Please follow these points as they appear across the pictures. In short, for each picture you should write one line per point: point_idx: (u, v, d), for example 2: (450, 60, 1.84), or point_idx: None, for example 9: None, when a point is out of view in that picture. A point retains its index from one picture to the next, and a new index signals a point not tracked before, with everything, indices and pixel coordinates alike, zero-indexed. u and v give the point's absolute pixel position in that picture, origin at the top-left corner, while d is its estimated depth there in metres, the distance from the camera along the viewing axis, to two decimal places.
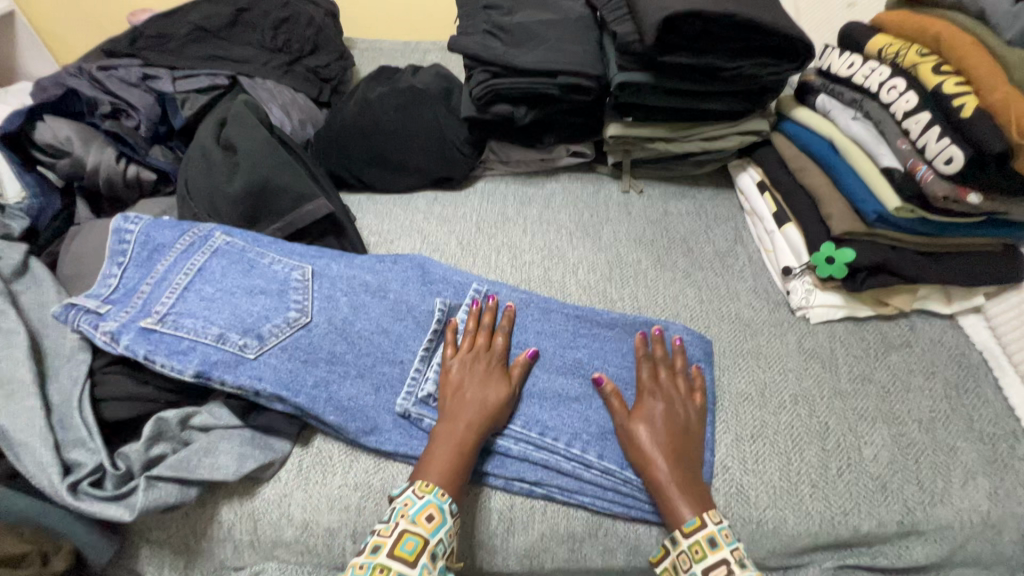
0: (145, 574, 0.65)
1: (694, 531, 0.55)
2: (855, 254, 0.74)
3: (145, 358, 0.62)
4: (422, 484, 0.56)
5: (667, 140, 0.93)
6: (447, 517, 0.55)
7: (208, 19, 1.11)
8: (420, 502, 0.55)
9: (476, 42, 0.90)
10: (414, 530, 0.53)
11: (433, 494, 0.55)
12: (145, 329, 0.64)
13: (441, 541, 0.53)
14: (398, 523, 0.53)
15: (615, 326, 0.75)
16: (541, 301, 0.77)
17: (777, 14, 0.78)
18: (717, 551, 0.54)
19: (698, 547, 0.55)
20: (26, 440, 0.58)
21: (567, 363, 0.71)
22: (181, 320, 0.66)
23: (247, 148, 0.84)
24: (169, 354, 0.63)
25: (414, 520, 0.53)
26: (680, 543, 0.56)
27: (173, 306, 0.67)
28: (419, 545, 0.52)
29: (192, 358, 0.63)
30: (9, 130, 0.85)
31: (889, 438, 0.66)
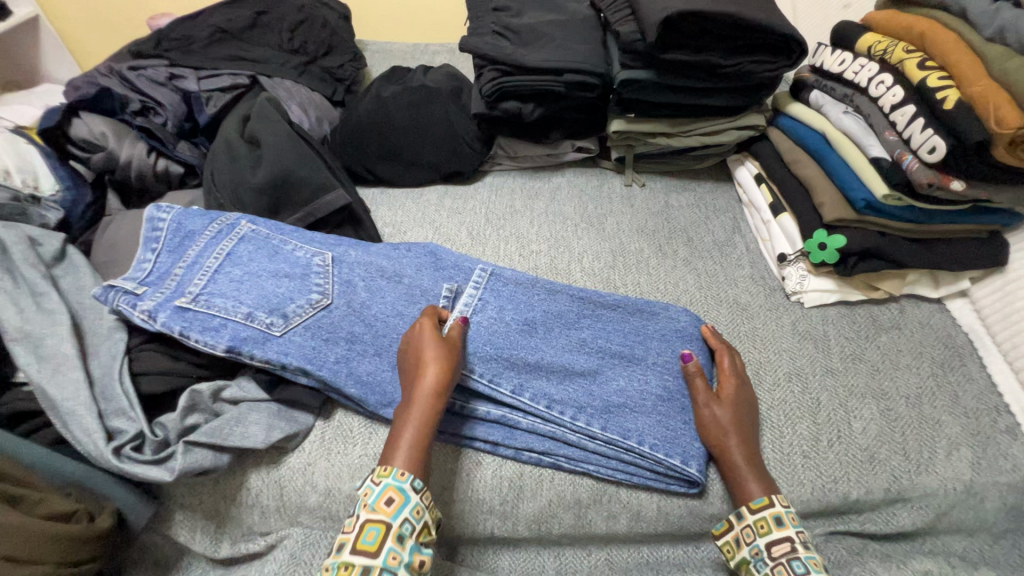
0: (178, 539, 0.69)
1: (762, 508, 0.60)
2: (846, 239, 0.78)
3: (180, 334, 0.67)
4: (381, 470, 0.58)
5: (668, 135, 0.97)
6: (410, 497, 0.56)
7: (229, 22, 1.17)
8: (378, 489, 0.56)
9: (485, 43, 0.95)
10: (375, 519, 0.54)
11: (392, 477, 0.57)
12: (179, 308, 0.69)
13: (407, 521, 0.55)
14: (359, 515, 0.55)
15: (617, 309, 0.79)
16: (546, 286, 0.80)
17: (771, 14, 0.82)
18: (782, 529, 0.58)
19: (764, 523, 0.59)
20: (72, 408, 0.63)
21: (572, 342, 0.75)
22: (213, 300, 0.70)
23: (270, 143, 0.89)
24: (202, 330, 0.68)
25: (374, 508, 0.55)
26: (746, 518, 0.60)
27: (204, 288, 0.72)
28: (381, 533, 0.54)
29: (224, 334, 0.68)
30: (47, 126, 0.90)
31: (878, 412, 0.70)
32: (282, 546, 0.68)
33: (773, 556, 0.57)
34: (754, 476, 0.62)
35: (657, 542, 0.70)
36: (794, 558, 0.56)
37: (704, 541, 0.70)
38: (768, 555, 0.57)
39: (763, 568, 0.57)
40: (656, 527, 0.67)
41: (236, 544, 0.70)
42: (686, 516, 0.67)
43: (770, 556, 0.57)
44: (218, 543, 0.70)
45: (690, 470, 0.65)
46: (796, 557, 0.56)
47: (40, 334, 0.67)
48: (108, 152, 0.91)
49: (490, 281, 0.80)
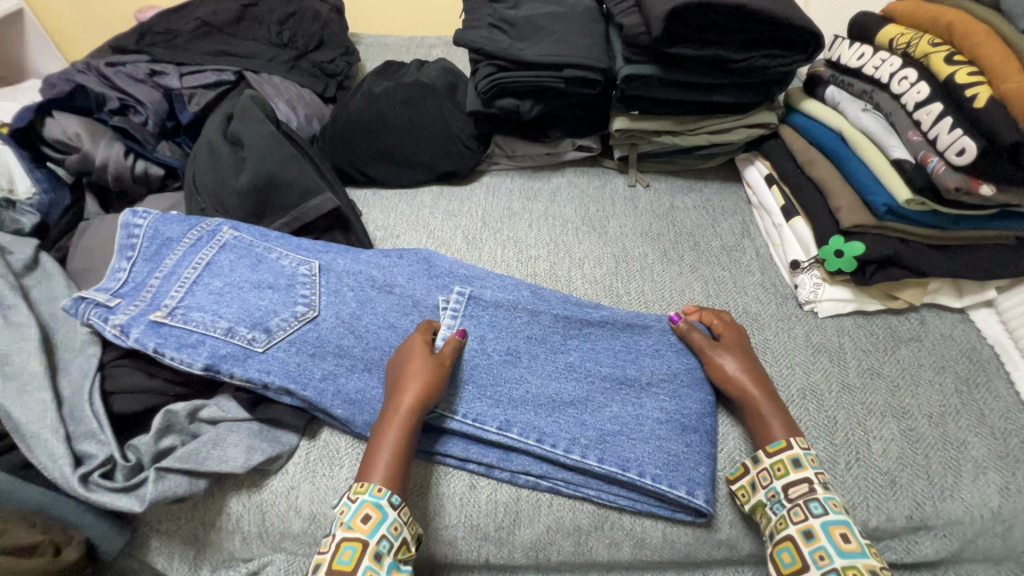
0: (155, 565, 0.66)
1: (780, 450, 0.60)
2: (865, 247, 0.73)
3: (154, 351, 0.63)
4: (358, 486, 0.55)
5: (674, 134, 0.92)
6: (387, 512, 0.54)
7: (214, 15, 1.12)
8: (355, 505, 0.54)
9: (481, 36, 0.90)
10: (351, 537, 0.52)
11: (368, 494, 0.54)
12: (154, 322, 0.65)
13: (384, 538, 0.53)
14: (336, 534, 0.53)
15: (606, 326, 0.73)
16: (528, 307, 0.74)
17: (785, 4, 0.77)
18: (800, 471, 0.58)
19: (782, 466, 0.59)
20: (38, 431, 0.59)
21: (558, 368, 0.70)
22: (190, 314, 0.66)
23: (254, 143, 0.84)
24: (178, 347, 0.63)
25: (351, 526, 0.53)
26: (763, 461, 0.61)
27: (181, 300, 0.67)
28: (357, 551, 0.51)
29: (201, 351, 0.63)
30: (19, 126, 0.85)
31: (898, 432, 0.66)
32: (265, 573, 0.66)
33: (789, 497, 0.57)
34: (775, 419, 0.62)
35: (662, 568, 0.66)
36: (811, 500, 0.56)
37: (712, 568, 0.66)
38: (785, 496, 0.57)
39: (780, 510, 0.57)
40: (661, 554, 0.63)
41: (217, 570, 0.67)
42: (694, 543, 0.63)
43: (787, 497, 0.57)
44: (198, 569, 0.66)
45: (697, 501, 0.61)
46: (815, 498, 0.56)
47: (5, 351, 0.63)
48: (84, 154, 0.86)
49: (468, 307, 0.74)
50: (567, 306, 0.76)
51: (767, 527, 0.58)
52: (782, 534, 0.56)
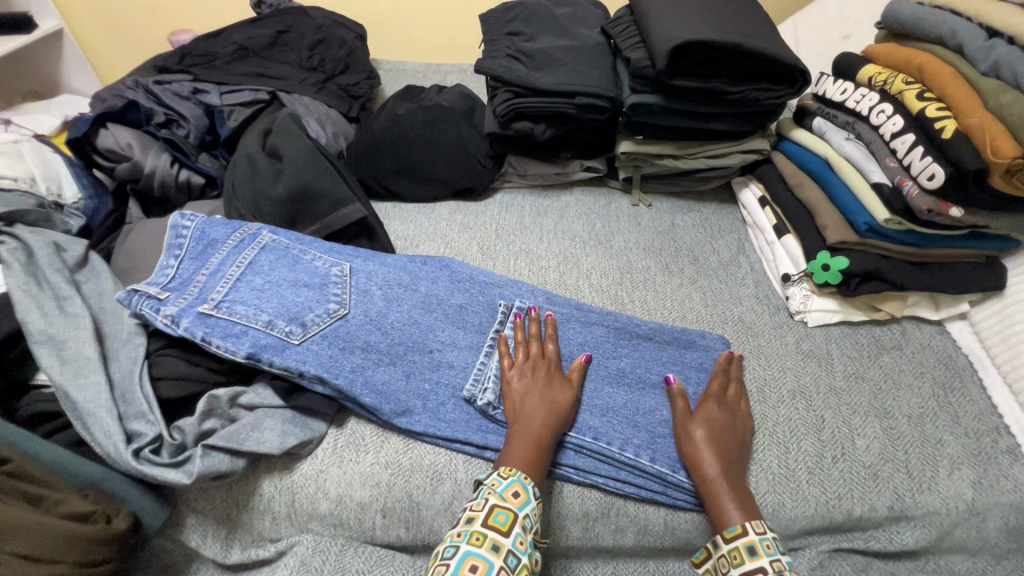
0: (189, 543, 0.70)
1: (736, 536, 0.57)
2: (848, 262, 0.80)
3: (202, 340, 0.68)
4: (505, 468, 0.61)
5: (676, 157, 1.01)
6: (532, 496, 0.60)
7: (251, 39, 1.20)
8: (506, 481, 0.59)
9: (500, 66, 0.98)
10: (504, 505, 0.57)
11: (517, 475, 0.60)
12: (202, 314, 0.71)
13: (528, 515, 0.58)
14: (489, 498, 0.58)
15: (654, 339, 0.80)
16: (580, 320, 0.82)
17: (776, 44, 0.86)
18: (755, 560, 0.55)
19: (737, 553, 0.56)
20: (93, 411, 0.64)
21: (611, 374, 0.76)
22: (234, 307, 0.72)
23: (291, 156, 0.92)
24: (223, 337, 0.69)
25: (503, 496, 0.58)
26: (721, 547, 0.58)
27: (226, 295, 0.73)
28: (510, 517, 0.57)
29: (244, 341, 0.69)
30: (74, 135, 0.92)
31: (880, 431, 0.71)
32: (292, 553, 0.69)
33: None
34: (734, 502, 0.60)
35: (663, 556, 0.71)
36: None
37: None
38: None
39: None
40: (663, 540, 0.68)
41: (246, 550, 0.71)
42: (693, 530, 0.68)
43: None
44: (229, 549, 0.71)
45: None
46: None
47: (63, 337, 0.69)
48: (133, 162, 0.93)
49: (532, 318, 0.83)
50: (618, 318, 0.83)
51: None
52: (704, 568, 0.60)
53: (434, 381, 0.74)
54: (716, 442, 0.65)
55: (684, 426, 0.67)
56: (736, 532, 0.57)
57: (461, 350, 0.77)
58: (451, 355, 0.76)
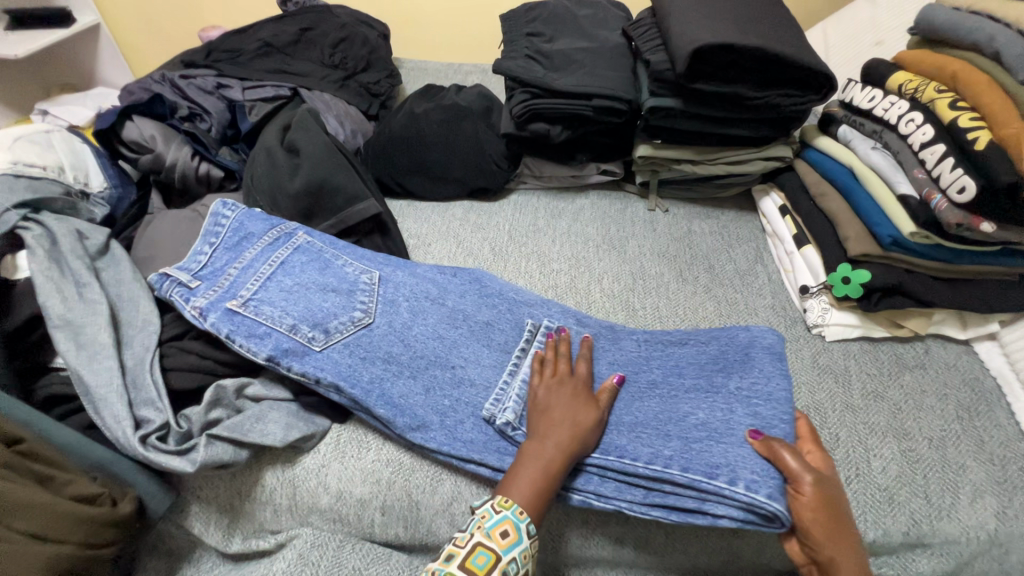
0: (192, 530, 0.71)
1: None
2: (870, 275, 0.77)
3: (227, 337, 0.69)
4: (500, 500, 0.57)
5: (694, 162, 0.99)
6: (524, 537, 0.55)
7: (276, 37, 1.23)
8: (496, 516, 0.56)
9: (519, 66, 0.98)
10: (488, 545, 0.54)
11: (510, 510, 0.56)
12: (229, 310, 0.71)
13: (514, 560, 0.54)
14: (473, 535, 0.54)
15: (689, 344, 0.77)
16: (609, 336, 0.80)
17: (802, 48, 0.83)
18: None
19: None
20: (105, 395, 0.65)
21: (641, 388, 0.72)
22: (261, 307, 0.72)
23: (309, 151, 0.93)
24: (247, 337, 0.70)
25: (488, 533, 0.55)
26: None
27: (254, 293, 0.74)
28: (490, 560, 0.53)
29: (267, 343, 0.70)
30: (102, 127, 0.96)
31: (898, 452, 0.68)
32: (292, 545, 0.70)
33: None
34: None
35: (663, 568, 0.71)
36: None
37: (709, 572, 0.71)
38: None
39: None
40: (663, 554, 0.69)
41: (248, 540, 0.72)
42: (694, 547, 0.68)
43: None
44: (231, 537, 0.72)
45: (775, 506, 0.55)
46: None
47: (80, 322, 0.70)
48: (156, 154, 0.95)
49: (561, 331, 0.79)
50: (649, 332, 0.81)
51: None
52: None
53: (452, 398, 0.71)
54: (834, 503, 0.55)
55: (806, 487, 0.55)
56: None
57: (484, 369, 0.74)
58: (470, 372, 0.73)
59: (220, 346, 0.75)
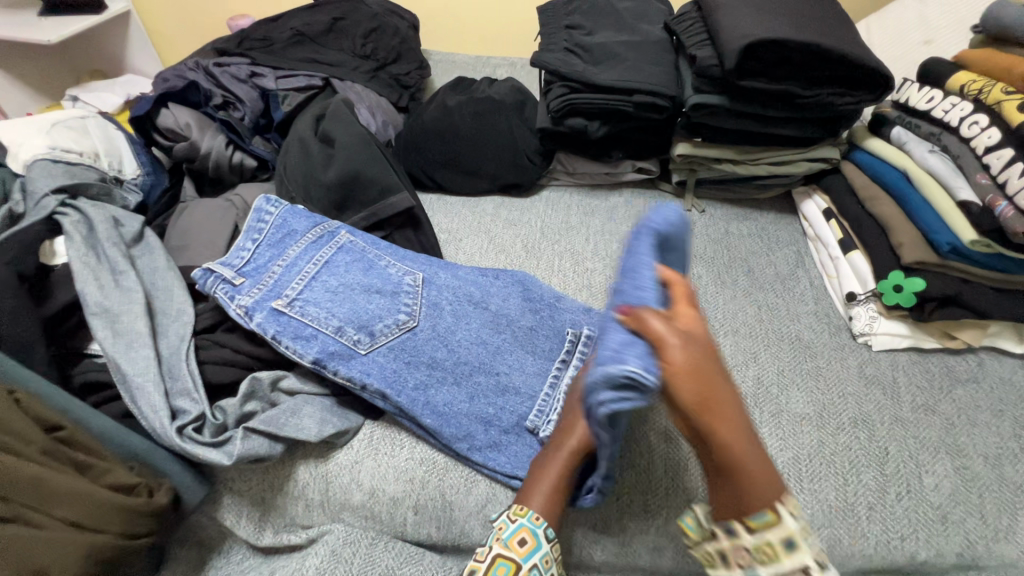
0: (224, 522, 0.71)
1: (767, 526, 0.47)
2: (925, 284, 0.74)
3: (273, 338, 0.69)
4: (516, 508, 0.60)
5: (734, 162, 0.96)
6: (543, 542, 0.58)
7: (308, 26, 1.21)
8: (513, 526, 0.58)
9: (557, 59, 0.95)
10: (507, 555, 0.56)
11: (525, 518, 0.59)
12: (275, 310, 0.71)
13: (535, 565, 0.57)
14: (493, 547, 0.57)
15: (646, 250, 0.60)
16: None
17: (858, 46, 0.80)
18: (794, 555, 0.47)
19: (770, 547, 0.48)
20: (142, 384, 0.65)
21: None
22: (307, 307, 0.72)
23: (344, 142, 0.92)
24: (294, 338, 0.69)
25: (506, 544, 0.57)
26: (744, 536, 0.49)
27: (300, 293, 0.73)
28: (511, 570, 0.56)
29: (313, 345, 0.69)
30: (137, 115, 0.96)
31: (952, 469, 0.66)
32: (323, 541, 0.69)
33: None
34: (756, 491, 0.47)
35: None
36: None
37: None
38: None
39: None
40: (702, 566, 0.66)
41: (279, 534, 0.72)
42: None
43: None
44: (262, 531, 0.71)
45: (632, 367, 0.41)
46: None
47: (116, 310, 0.70)
48: (191, 142, 0.95)
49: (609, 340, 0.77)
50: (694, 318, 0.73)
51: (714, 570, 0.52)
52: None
53: (493, 405, 0.70)
54: (706, 363, 0.43)
55: (675, 354, 0.42)
56: (771, 520, 0.47)
57: (531, 378, 0.73)
58: (514, 377, 0.73)
59: (253, 338, 0.75)
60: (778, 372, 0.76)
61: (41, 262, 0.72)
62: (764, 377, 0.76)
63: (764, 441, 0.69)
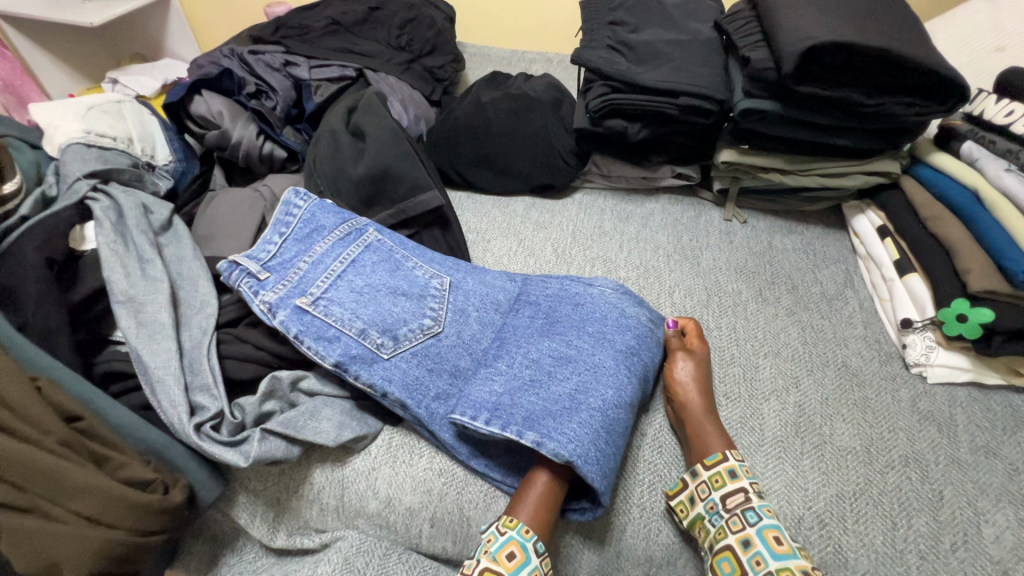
0: (238, 520, 0.70)
1: (717, 462, 0.62)
2: (994, 315, 0.67)
3: (295, 337, 0.67)
4: (506, 521, 0.57)
5: (783, 172, 0.91)
6: (533, 556, 0.55)
7: (344, 15, 1.20)
8: (502, 538, 0.56)
9: (600, 57, 0.91)
10: (494, 568, 0.54)
11: (515, 531, 0.56)
12: (299, 308, 0.69)
13: None
14: (480, 560, 0.55)
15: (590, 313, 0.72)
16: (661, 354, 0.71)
17: (930, 52, 0.74)
18: (736, 481, 0.61)
19: (718, 478, 0.61)
20: (162, 377, 0.64)
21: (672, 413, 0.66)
22: (331, 307, 0.70)
23: (376, 137, 0.89)
24: (316, 338, 0.67)
25: (495, 557, 0.55)
26: (701, 475, 0.62)
27: (325, 291, 0.71)
28: None
29: (336, 347, 0.67)
30: (171, 100, 0.96)
31: (1015, 520, 0.60)
32: (336, 547, 0.68)
33: (727, 508, 0.59)
34: (711, 436, 0.65)
35: None
36: (747, 509, 0.59)
37: None
38: (723, 507, 0.59)
39: (718, 520, 0.58)
40: None
41: (292, 536, 0.70)
42: None
43: (725, 506, 0.59)
44: (275, 532, 0.70)
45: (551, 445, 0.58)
46: (750, 508, 0.59)
47: (141, 300, 0.69)
48: (222, 130, 0.95)
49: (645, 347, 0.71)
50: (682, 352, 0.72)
51: (704, 539, 0.59)
52: (719, 544, 0.57)
53: (544, 395, 0.63)
54: (703, 386, 0.70)
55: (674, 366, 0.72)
56: (716, 458, 0.63)
57: (592, 368, 0.66)
58: (568, 368, 0.66)
59: (275, 335, 0.73)
60: (821, 401, 0.71)
61: (70, 247, 0.71)
62: (806, 405, 0.71)
63: (804, 474, 0.64)
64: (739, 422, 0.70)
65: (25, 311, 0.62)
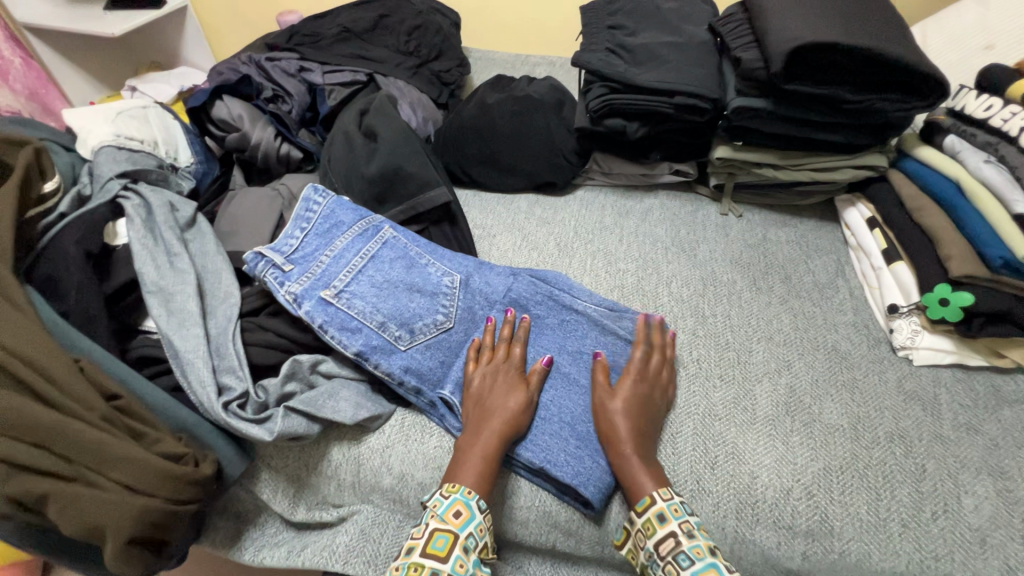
0: (261, 496, 0.74)
1: (646, 508, 0.60)
2: (974, 298, 0.71)
3: (320, 327, 0.72)
4: (449, 486, 0.61)
5: (776, 167, 0.95)
6: (477, 513, 0.59)
7: (355, 23, 1.25)
8: (447, 501, 0.59)
9: (599, 59, 0.95)
10: (444, 528, 0.58)
11: (460, 493, 0.60)
12: (323, 300, 0.74)
13: (471, 535, 0.58)
14: (429, 523, 0.58)
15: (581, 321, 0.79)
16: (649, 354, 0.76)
17: (912, 50, 0.78)
18: (666, 526, 0.58)
19: (649, 524, 0.59)
20: (192, 360, 0.69)
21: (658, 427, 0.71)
22: (353, 300, 0.74)
23: (387, 137, 0.95)
24: (340, 329, 0.72)
25: (443, 518, 0.58)
26: (635, 522, 0.61)
27: (347, 285, 0.76)
28: (449, 541, 0.57)
29: (358, 338, 0.72)
30: (194, 105, 1.03)
31: (993, 491, 0.64)
32: (353, 520, 0.73)
33: (661, 555, 0.57)
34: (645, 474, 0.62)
35: None
36: (679, 552, 0.56)
37: None
38: (658, 555, 0.57)
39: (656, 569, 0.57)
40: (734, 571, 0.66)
41: (312, 510, 0.75)
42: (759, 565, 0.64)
43: (659, 556, 0.57)
44: (295, 506, 0.75)
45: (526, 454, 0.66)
46: (682, 551, 0.56)
47: (171, 290, 0.74)
48: (243, 133, 1.01)
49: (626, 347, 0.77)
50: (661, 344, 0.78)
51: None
52: None
53: None
54: (636, 423, 0.65)
55: (607, 407, 0.67)
56: (647, 503, 0.60)
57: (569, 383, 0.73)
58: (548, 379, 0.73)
59: (295, 323, 0.78)
60: (810, 382, 0.75)
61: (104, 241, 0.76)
62: (797, 386, 0.75)
63: (794, 450, 0.68)
64: (732, 402, 0.73)
65: (68, 299, 0.68)
